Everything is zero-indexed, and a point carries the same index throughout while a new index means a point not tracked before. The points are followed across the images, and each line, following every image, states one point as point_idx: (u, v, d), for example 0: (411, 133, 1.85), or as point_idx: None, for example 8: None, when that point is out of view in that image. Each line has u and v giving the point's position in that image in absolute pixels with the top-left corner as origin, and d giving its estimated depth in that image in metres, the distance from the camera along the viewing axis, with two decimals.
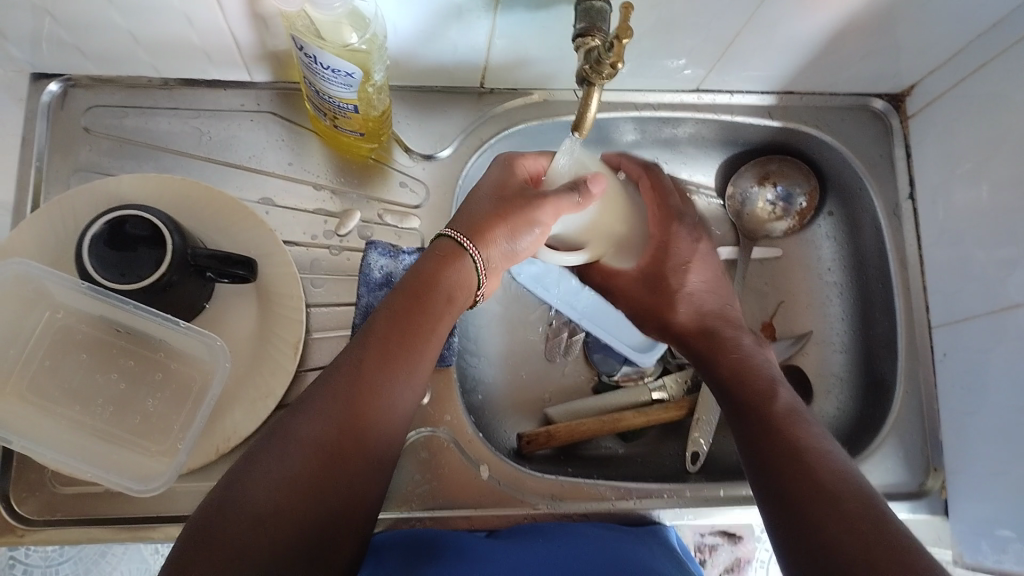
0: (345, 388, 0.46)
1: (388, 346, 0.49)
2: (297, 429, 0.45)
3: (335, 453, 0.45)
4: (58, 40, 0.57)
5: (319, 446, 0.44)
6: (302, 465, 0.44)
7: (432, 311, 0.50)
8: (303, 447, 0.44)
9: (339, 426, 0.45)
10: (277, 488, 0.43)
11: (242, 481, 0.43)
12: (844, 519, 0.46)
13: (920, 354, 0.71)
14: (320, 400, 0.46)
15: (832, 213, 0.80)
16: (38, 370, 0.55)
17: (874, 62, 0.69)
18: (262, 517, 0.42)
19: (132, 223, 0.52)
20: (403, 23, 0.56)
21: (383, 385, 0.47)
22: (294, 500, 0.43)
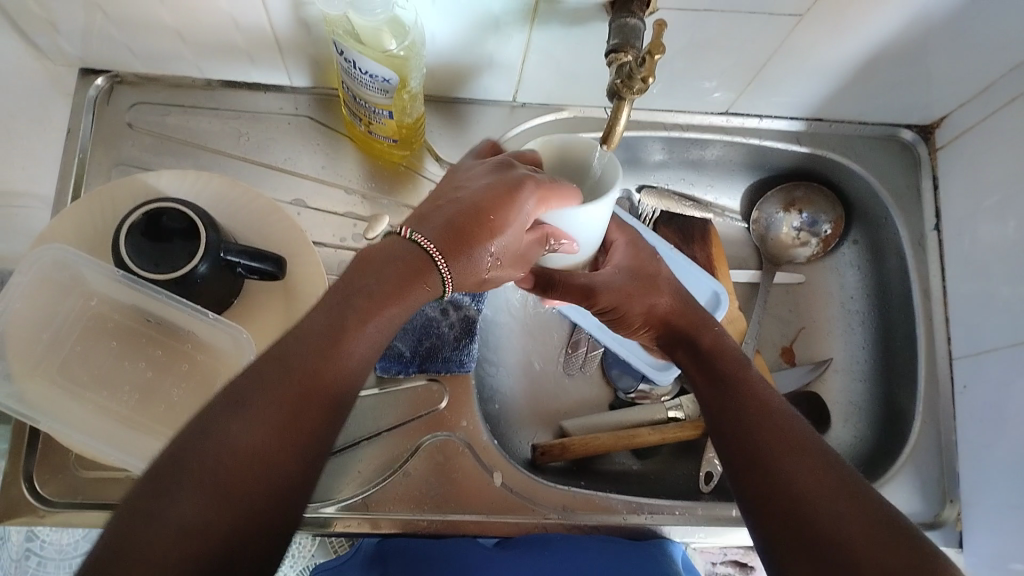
0: (282, 387, 0.41)
1: (330, 343, 0.43)
2: (230, 425, 0.39)
3: (272, 454, 0.39)
4: (109, 36, 0.59)
5: (264, 445, 0.40)
6: (238, 470, 0.38)
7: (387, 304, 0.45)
8: (234, 449, 0.38)
9: (282, 426, 0.40)
10: (206, 500, 0.37)
11: (160, 491, 0.36)
12: (814, 473, 0.46)
13: (940, 385, 0.71)
14: (254, 399, 0.40)
15: (856, 241, 0.80)
16: (69, 355, 0.56)
17: (904, 91, 0.69)
18: (188, 529, 0.36)
19: (169, 216, 0.54)
20: (440, 33, 0.58)
21: (324, 381, 0.42)
22: (232, 514, 0.37)
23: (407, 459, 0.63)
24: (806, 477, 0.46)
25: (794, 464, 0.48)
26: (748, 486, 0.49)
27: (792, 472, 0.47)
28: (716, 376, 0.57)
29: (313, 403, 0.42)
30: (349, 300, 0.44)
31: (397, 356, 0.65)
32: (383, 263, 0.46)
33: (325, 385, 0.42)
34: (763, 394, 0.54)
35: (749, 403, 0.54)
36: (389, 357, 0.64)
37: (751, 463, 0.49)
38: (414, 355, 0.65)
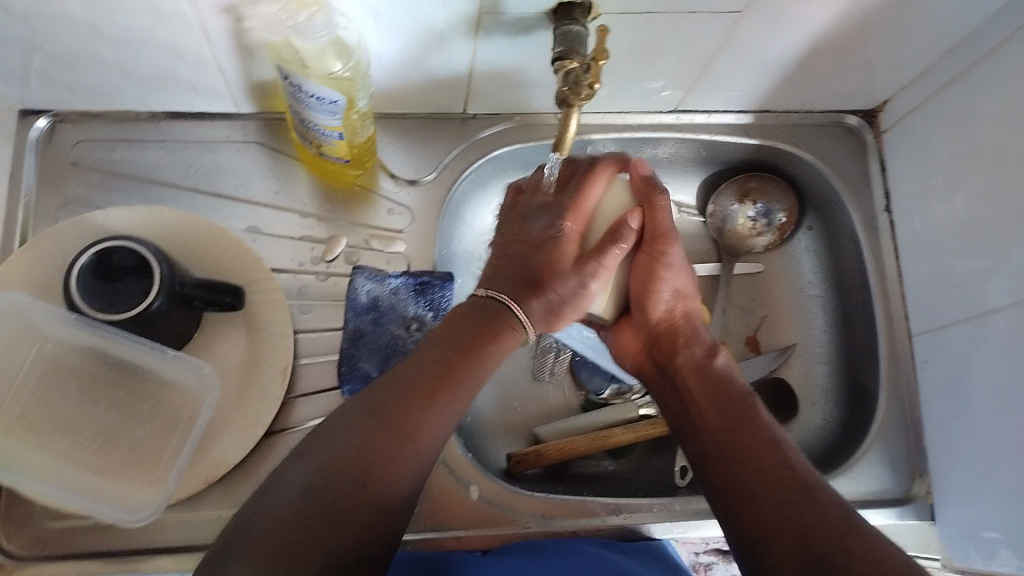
0: (370, 414, 0.47)
1: (427, 380, 0.50)
2: (341, 432, 0.46)
3: (357, 468, 0.45)
4: (46, 75, 0.58)
5: (356, 447, 0.45)
6: (331, 469, 0.44)
7: (487, 343, 0.53)
8: (327, 464, 0.45)
9: (381, 431, 0.46)
10: (300, 496, 0.43)
11: (266, 499, 0.43)
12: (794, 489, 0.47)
13: (902, 362, 0.73)
14: (347, 423, 0.47)
15: (811, 228, 0.81)
16: (25, 404, 0.54)
17: (847, 79, 0.71)
18: (284, 531, 0.42)
19: (119, 253, 0.52)
20: (386, 52, 0.57)
21: (417, 416, 0.48)
22: (320, 505, 0.43)
23: None
24: (813, 518, 0.45)
25: (801, 501, 0.46)
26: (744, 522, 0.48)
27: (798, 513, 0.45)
28: (705, 392, 0.56)
29: (419, 404, 0.48)
30: (447, 338, 0.52)
31: (364, 378, 0.61)
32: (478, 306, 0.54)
33: (430, 399, 0.49)
34: (758, 417, 0.53)
35: (744, 426, 0.52)
36: (357, 379, 0.61)
37: (749, 501, 0.48)
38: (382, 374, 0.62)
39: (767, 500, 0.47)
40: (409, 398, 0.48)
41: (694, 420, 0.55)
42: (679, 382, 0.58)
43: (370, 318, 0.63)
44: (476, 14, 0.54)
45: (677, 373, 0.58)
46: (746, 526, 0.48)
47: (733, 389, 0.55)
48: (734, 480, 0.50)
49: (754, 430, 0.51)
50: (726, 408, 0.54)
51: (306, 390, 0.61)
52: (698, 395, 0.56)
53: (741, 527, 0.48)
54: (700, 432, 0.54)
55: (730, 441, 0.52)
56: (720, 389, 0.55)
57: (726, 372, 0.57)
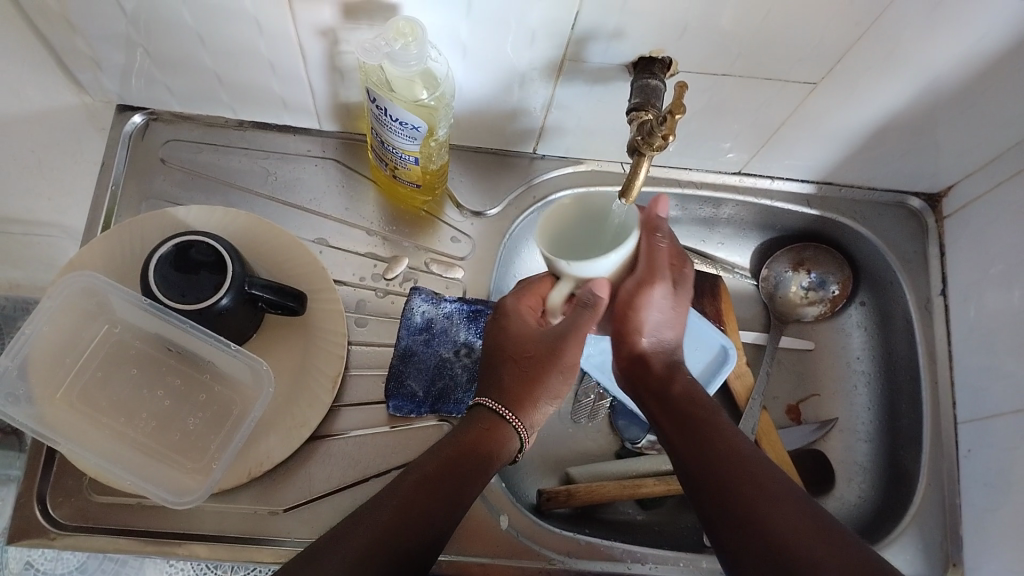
0: (414, 491, 0.50)
1: (456, 456, 0.53)
2: (393, 489, 0.50)
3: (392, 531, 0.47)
4: (149, 76, 0.62)
5: (434, 471, 0.51)
6: (412, 487, 0.50)
7: (478, 454, 0.53)
8: (367, 527, 0.47)
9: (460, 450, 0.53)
10: (386, 511, 0.48)
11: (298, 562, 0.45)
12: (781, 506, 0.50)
13: (945, 448, 0.72)
14: (386, 499, 0.49)
15: (864, 303, 0.81)
16: (90, 380, 0.57)
17: (913, 161, 0.72)
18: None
19: (198, 248, 0.56)
20: (468, 86, 0.60)
21: (455, 493, 0.51)
22: (408, 513, 0.48)
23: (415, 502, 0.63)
24: (791, 526, 0.48)
25: (773, 506, 0.50)
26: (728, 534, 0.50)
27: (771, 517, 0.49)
28: (675, 415, 0.59)
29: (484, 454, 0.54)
30: (440, 454, 0.53)
31: (410, 396, 0.63)
32: (470, 426, 0.55)
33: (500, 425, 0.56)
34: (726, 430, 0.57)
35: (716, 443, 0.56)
36: (402, 397, 0.63)
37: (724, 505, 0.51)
38: (427, 395, 0.64)
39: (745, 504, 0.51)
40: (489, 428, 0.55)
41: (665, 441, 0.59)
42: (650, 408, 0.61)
43: (422, 338, 0.65)
44: (558, 60, 0.56)
45: (648, 397, 0.62)
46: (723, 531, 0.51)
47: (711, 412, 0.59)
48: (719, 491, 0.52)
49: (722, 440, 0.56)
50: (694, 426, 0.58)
51: (352, 401, 0.63)
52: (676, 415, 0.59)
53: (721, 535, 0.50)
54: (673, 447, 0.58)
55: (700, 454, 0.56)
56: (689, 408, 0.59)
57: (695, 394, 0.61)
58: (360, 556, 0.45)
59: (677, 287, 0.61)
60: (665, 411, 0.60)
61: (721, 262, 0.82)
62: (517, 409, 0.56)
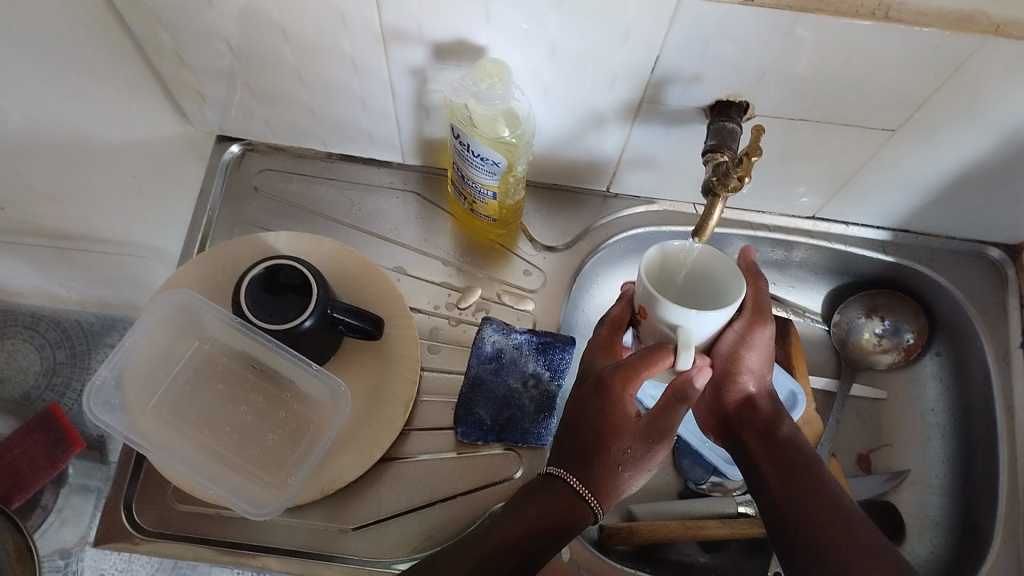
0: (490, 551, 0.52)
1: (534, 527, 0.53)
2: (475, 544, 0.53)
3: None
4: (248, 108, 0.66)
5: (514, 533, 0.53)
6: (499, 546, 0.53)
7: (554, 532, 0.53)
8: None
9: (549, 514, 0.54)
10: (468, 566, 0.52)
11: None
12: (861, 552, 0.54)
13: (1023, 506, 0.69)
14: (467, 554, 0.52)
15: (939, 353, 0.79)
16: (179, 393, 0.61)
17: (992, 211, 0.71)
18: None
19: (286, 272, 0.59)
20: (547, 126, 0.63)
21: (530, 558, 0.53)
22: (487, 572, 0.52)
23: None
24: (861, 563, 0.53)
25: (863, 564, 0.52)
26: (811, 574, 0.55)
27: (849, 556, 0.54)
28: (782, 467, 0.60)
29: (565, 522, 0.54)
30: (518, 523, 0.53)
31: (478, 424, 0.64)
32: (551, 495, 0.55)
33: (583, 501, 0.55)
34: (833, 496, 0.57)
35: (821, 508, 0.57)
36: (470, 424, 0.64)
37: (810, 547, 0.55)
38: (494, 423, 0.65)
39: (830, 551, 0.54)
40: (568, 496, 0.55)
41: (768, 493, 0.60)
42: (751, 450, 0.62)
43: (491, 367, 0.66)
44: (636, 102, 0.58)
45: (748, 441, 0.63)
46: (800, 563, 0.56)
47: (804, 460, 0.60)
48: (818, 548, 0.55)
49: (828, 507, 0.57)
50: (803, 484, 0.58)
51: (422, 425, 0.65)
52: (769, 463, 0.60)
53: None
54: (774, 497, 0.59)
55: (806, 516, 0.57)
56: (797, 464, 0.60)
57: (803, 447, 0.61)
58: None
59: (763, 328, 0.60)
60: (771, 457, 0.61)
61: (791, 306, 0.83)
62: (603, 497, 0.55)
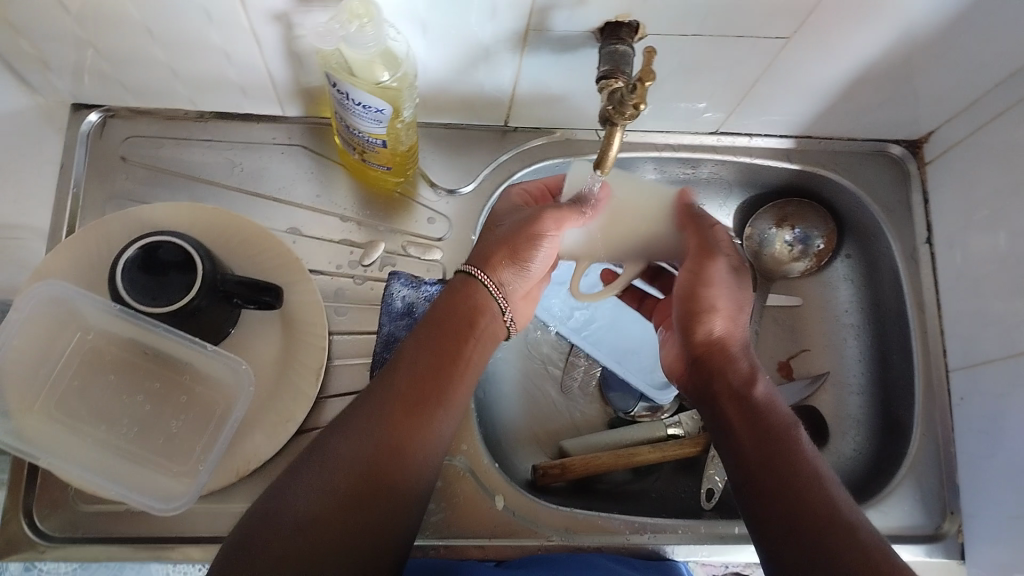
0: (383, 417, 0.50)
1: (421, 384, 0.52)
2: (365, 414, 0.51)
3: (371, 471, 0.49)
4: (102, 73, 0.60)
5: (405, 397, 0.51)
6: (347, 482, 0.48)
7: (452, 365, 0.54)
8: (343, 463, 0.48)
9: (391, 431, 0.50)
10: (359, 463, 0.49)
11: (289, 491, 0.48)
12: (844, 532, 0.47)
13: (937, 396, 0.71)
14: (360, 423, 0.50)
15: (849, 256, 0.80)
16: (67, 390, 0.56)
17: (892, 108, 0.70)
18: (304, 523, 0.46)
19: (165, 248, 0.54)
20: (431, 62, 0.58)
21: (423, 429, 0.51)
22: (342, 515, 0.47)
23: None
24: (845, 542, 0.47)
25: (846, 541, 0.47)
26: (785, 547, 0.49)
27: (836, 542, 0.47)
28: (756, 439, 0.54)
29: (454, 348, 0.54)
30: (405, 379, 0.52)
31: None
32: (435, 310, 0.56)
33: (432, 397, 0.52)
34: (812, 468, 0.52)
35: (797, 484, 0.50)
36: None
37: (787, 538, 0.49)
38: None
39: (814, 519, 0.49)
40: (414, 404, 0.51)
41: (741, 474, 0.53)
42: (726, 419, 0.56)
43: (404, 324, 0.63)
44: (522, 30, 0.54)
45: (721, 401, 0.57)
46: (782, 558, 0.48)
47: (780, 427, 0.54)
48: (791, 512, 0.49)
49: (804, 486, 0.50)
50: (776, 461, 0.52)
51: (338, 391, 0.62)
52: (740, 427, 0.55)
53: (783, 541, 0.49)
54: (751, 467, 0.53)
55: (779, 500, 0.50)
56: (771, 434, 0.54)
57: (778, 414, 0.55)
58: (337, 500, 0.47)
59: (716, 262, 0.58)
60: (743, 428, 0.55)
61: None
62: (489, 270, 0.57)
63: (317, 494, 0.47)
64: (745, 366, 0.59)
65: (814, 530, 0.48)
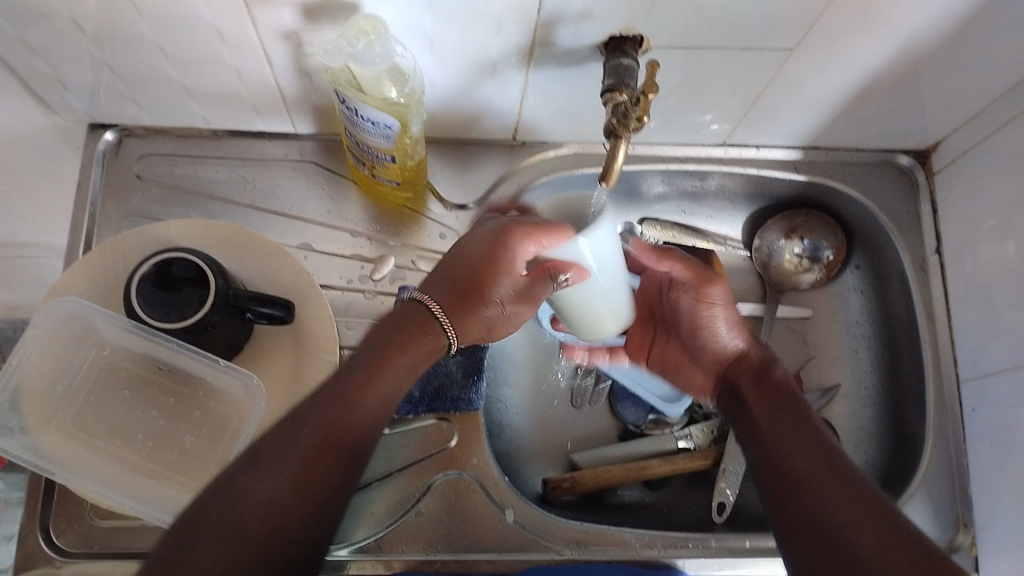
0: (304, 447, 0.48)
1: (348, 402, 0.51)
2: (282, 445, 0.48)
3: (284, 510, 0.47)
4: (116, 92, 0.61)
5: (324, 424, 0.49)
6: (257, 523, 0.46)
7: (403, 360, 0.53)
8: (254, 506, 0.46)
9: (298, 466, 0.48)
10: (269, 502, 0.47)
11: (199, 526, 0.45)
12: (844, 494, 0.48)
13: (949, 407, 0.71)
14: (279, 456, 0.48)
15: (859, 266, 0.80)
16: (84, 406, 0.57)
17: (899, 119, 0.70)
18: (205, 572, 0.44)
19: (178, 264, 0.54)
20: (439, 78, 0.59)
21: (342, 447, 0.50)
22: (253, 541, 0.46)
23: (418, 499, 0.63)
24: (846, 506, 0.48)
25: (840, 500, 0.48)
26: (787, 517, 0.50)
27: (826, 486, 0.49)
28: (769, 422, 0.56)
29: (403, 369, 0.53)
30: (342, 392, 0.51)
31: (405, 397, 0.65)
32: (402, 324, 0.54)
33: (341, 437, 0.50)
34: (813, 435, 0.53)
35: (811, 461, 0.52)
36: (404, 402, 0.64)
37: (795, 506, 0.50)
38: (423, 394, 0.65)
39: (812, 491, 0.50)
40: (322, 444, 0.49)
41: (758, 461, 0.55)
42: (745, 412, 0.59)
43: None
44: (528, 46, 0.55)
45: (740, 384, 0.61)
46: (789, 529, 0.49)
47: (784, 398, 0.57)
48: (790, 472, 0.52)
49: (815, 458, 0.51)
50: (792, 438, 0.53)
51: None
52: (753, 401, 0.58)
53: (784, 510, 0.50)
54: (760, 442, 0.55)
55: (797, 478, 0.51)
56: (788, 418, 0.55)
57: (794, 398, 0.57)
58: (241, 548, 0.45)
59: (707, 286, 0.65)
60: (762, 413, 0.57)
61: (712, 235, 0.81)
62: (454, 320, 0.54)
63: (230, 526, 0.46)
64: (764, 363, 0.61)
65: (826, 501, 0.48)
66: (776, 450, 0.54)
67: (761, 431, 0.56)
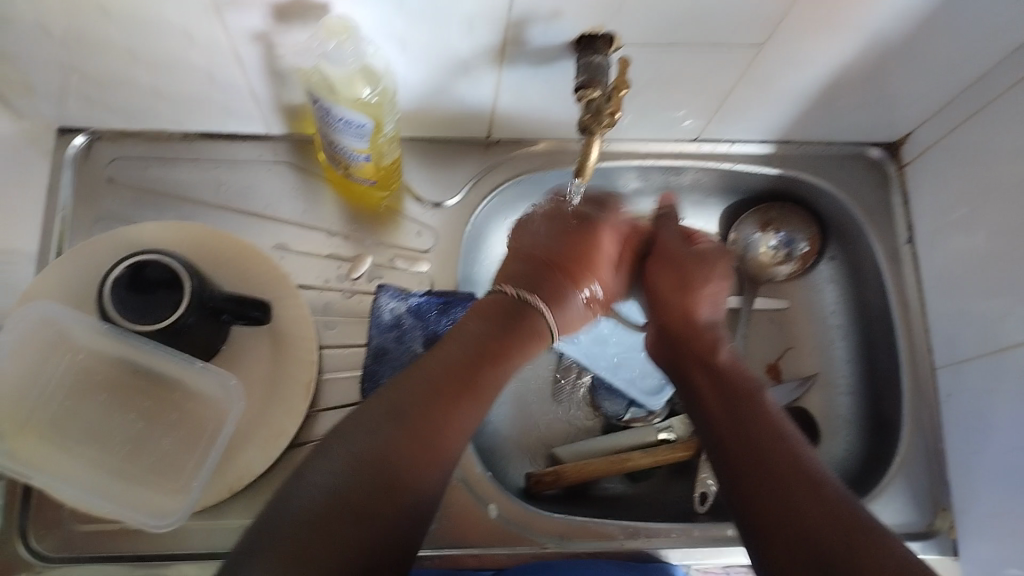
0: (411, 409, 0.49)
1: (452, 373, 0.52)
2: (385, 416, 0.49)
3: (399, 469, 0.47)
4: (85, 95, 0.61)
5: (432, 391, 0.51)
6: (369, 477, 0.46)
7: (493, 342, 0.55)
8: (374, 461, 0.46)
9: (396, 454, 0.47)
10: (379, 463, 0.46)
11: (298, 486, 0.46)
12: (815, 495, 0.47)
13: (924, 394, 0.72)
14: (382, 422, 0.48)
15: (833, 258, 0.81)
16: (59, 411, 0.57)
17: (869, 112, 0.71)
18: (309, 519, 0.44)
19: (152, 267, 0.54)
20: (412, 77, 0.59)
21: (452, 415, 0.50)
22: (343, 515, 0.44)
23: None
24: (817, 505, 0.46)
25: (812, 500, 0.47)
26: (753, 516, 0.48)
27: (800, 480, 0.48)
28: (732, 420, 0.54)
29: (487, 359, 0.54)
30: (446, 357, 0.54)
31: None
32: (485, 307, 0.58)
33: (449, 414, 0.50)
34: (777, 431, 0.52)
35: (782, 462, 0.50)
36: None
37: (771, 512, 0.47)
38: None
39: (783, 487, 0.48)
40: (421, 424, 0.49)
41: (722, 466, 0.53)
42: (706, 410, 0.57)
43: (393, 335, 0.65)
44: (499, 44, 0.55)
45: (689, 372, 0.61)
46: (754, 521, 0.48)
47: (745, 393, 0.56)
48: (756, 465, 0.50)
49: (785, 461, 0.50)
50: (762, 448, 0.51)
51: (328, 405, 0.63)
52: (707, 392, 0.58)
53: (750, 508, 0.49)
54: (726, 438, 0.53)
55: (761, 488, 0.49)
56: (751, 418, 0.54)
57: (761, 402, 0.55)
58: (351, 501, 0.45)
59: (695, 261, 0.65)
60: (727, 422, 0.54)
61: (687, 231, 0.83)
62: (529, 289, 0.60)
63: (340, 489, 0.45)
64: (708, 337, 0.62)
65: (798, 506, 0.46)
66: (743, 448, 0.52)
67: (731, 426, 0.54)
